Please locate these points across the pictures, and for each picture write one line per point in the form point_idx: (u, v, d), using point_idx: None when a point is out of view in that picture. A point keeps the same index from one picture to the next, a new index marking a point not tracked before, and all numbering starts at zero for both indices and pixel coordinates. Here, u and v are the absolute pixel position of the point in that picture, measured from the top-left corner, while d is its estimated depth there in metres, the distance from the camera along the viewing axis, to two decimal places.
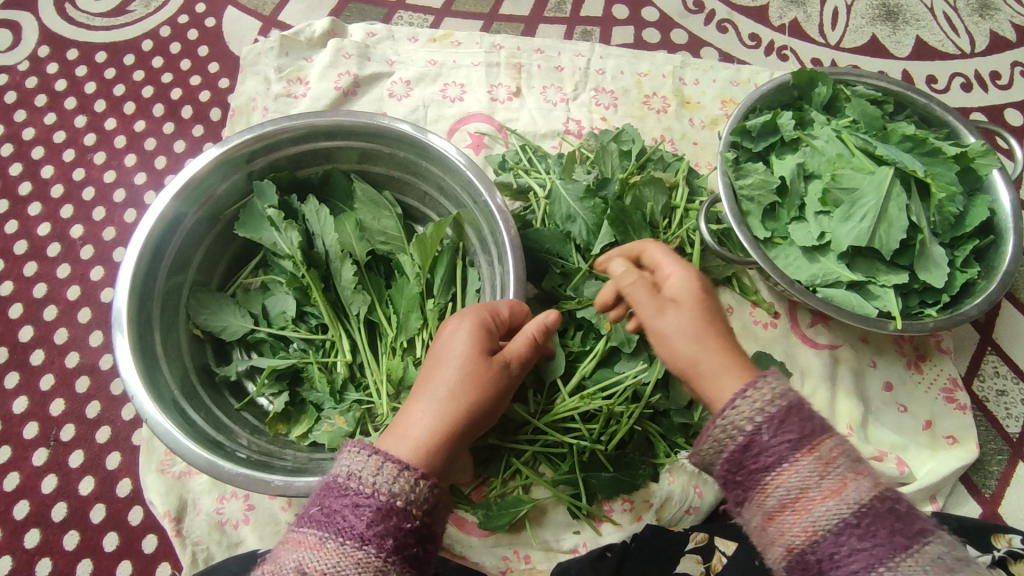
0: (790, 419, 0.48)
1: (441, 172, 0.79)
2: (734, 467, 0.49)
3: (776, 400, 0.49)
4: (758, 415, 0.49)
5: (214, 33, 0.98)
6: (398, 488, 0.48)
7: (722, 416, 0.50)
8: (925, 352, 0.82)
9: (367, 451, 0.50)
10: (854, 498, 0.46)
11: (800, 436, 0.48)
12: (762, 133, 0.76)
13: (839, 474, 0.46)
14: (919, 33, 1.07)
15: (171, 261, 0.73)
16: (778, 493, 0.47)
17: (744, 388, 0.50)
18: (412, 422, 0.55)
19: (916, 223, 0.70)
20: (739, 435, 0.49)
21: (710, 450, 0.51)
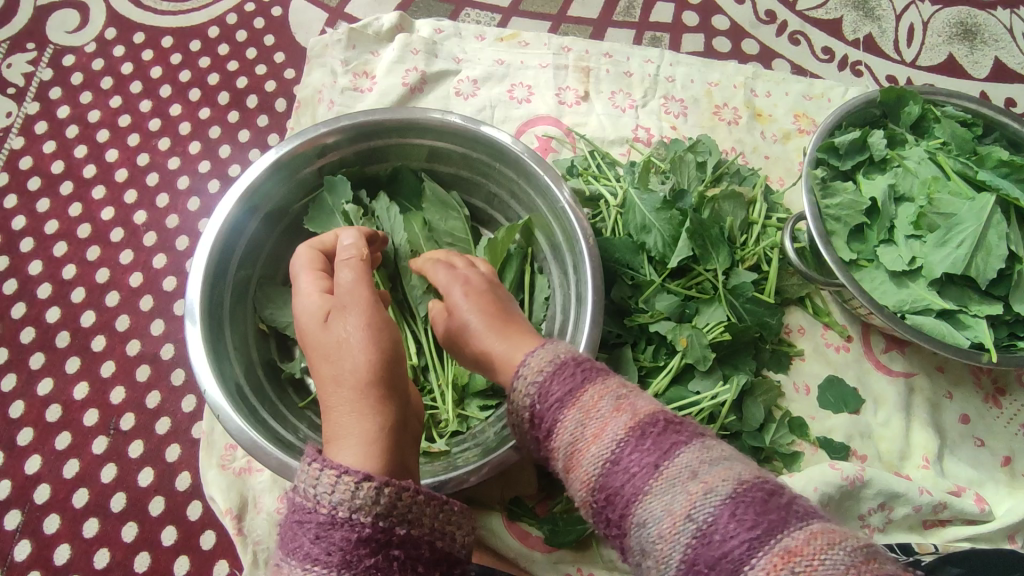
0: (557, 376, 0.50)
1: (515, 175, 0.77)
2: (535, 436, 0.51)
3: (543, 366, 0.51)
4: (533, 379, 0.51)
5: (280, 22, 0.96)
6: (336, 498, 0.45)
7: (516, 383, 0.52)
8: (1005, 386, 0.79)
9: (304, 460, 0.47)
10: (614, 433, 0.46)
11: (561, 390, 0.50)
12: (850, 151, 0.74)
13: (602, 415, 0.47)
14: (998, 54, 1.03)
15: (242, 254, 0.72)
16: (566, 452, 0.48)
17: (526, 359, 0.53)
18: (338, 427, 0.50)
19: (1015, 253, 0.67)
20: (526, 399, 0.51)
21: (518, 428, 0.53)
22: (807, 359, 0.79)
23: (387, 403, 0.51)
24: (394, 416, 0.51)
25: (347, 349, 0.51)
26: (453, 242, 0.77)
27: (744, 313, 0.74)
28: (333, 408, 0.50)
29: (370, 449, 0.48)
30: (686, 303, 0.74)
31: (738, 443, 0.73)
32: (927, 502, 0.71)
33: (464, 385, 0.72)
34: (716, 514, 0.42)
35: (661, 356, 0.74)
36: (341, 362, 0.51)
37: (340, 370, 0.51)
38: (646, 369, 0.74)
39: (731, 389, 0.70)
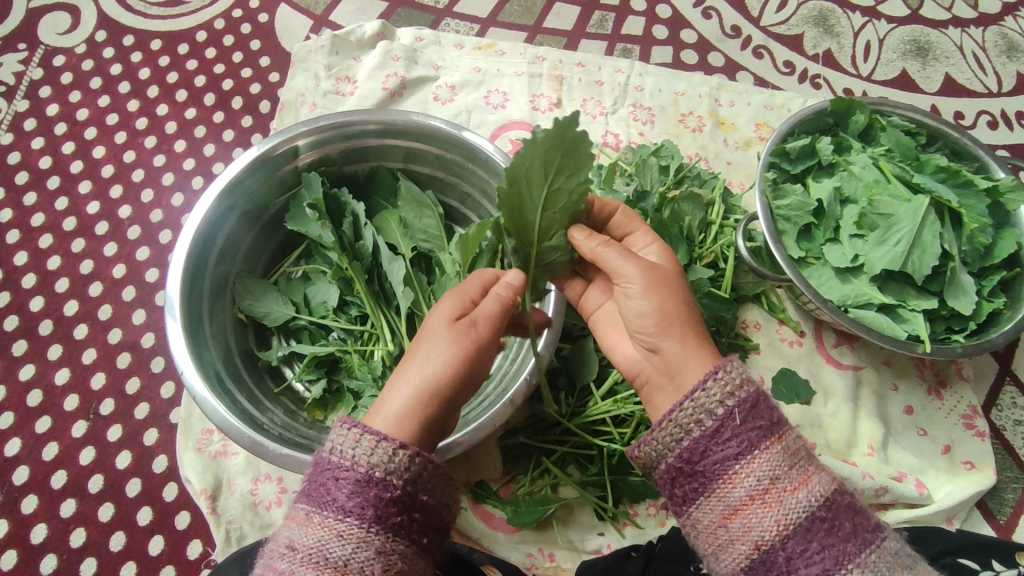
0: (755, 411, 0.54)
1: (486, 175, 0.81)
2: (696, 453, 0.54)
3: (729, 397, 0.54)
4: (728, 399, 0.53)
5: (266, 28, 1.00)
6: (375, 459, 0.50)
7: (692, 399, 0.54)
8: (945, 379, 0.84)
9: (346, 426, 0.52)
10: (818, 491, 0.53)
11: (759, 427, 0.53)
12: (800, 156, 0.79)
13: (803, 466, 0.54)
14: (948, 70, 1.10)
15: (221, 248, 0.75)
16: (748, 483, 0.52)
17: (706, 379, 0.54)
18: (395, 391, 0.54)
19: (948, 251, 0.73)
20: (709, 422, 0.53)
21: (668, 439, 0.55)
22: (762, 353, 0.83)
23: (450, 393, 0.54)
24: (441, 410, 0.54)
25: (450, 333, 0.54)
26: (425, 238, 0.80)
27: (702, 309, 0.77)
28: (405, 376, 0.54)
29: (408, 424, 0.53)
30: None
31: None
32: (870, 486, 0.76)
33: None
34: (810, 523, 0.52)
35: None
36: (445, 345, 0.54)
37: (433, 347, 0.54)
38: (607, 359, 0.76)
39: None
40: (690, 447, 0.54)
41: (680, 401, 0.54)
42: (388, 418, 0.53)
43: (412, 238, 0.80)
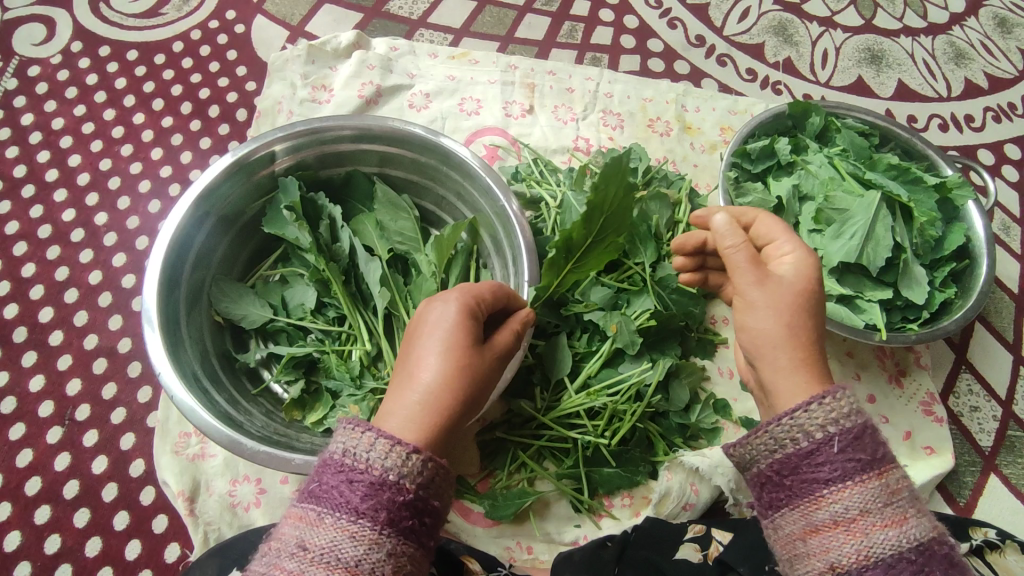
0: (857, 441, 0.51)
1: (460, 178, 0.83)
2: (786, 468, 0.52)
3: (832, 424, 0.52)
4: (831, 424, 0.52)
5: (243, 39, 1.02)
6: (390, 463, 0.49)
7: (790, 417, 0.53)
8: (905, 368, 0.88)
9: (359, 427, 0.50)
10: (913, 534, 0.49)
11: (856, 459, 0.51)
12: (761, 156, 0.82)
13: (901, 506, 0.50)
14: (901, 76, 1.15)
15: (197, 252, 0.76)
16: (835, 509, 0.50)
17: (811, 401, 0.53)
18: (407, 388, 0.55)
19: (899, 244, 0.77)
20: (804, 441, 0.52)
21: (761, 448, 0.54)
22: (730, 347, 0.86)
23: (463, 384, 0.55)
24: (453, 409, 0.55)
25: (447, 331, 0.57)
26: (401, 241, 0.82)
27: (670, 303, 0.79)
28: (413, 371, 0.56)
29: (424, 412, 0.53)
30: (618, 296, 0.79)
31: (667, 420, 0.77)
32: None
33: None
34: (898, 564, 0.48)
35: (594, 342, 0.78)
36: (436, 336, 0.57)
37: (427, 342, 0.57)
38: (580, 355, 0.78)
39: (656, 370, 0.74)
40: (781, 460, 0.53)
41: (778, 416, 0.54)
42: (397, 419, 0.53)
43: (390, 240, 0.82)
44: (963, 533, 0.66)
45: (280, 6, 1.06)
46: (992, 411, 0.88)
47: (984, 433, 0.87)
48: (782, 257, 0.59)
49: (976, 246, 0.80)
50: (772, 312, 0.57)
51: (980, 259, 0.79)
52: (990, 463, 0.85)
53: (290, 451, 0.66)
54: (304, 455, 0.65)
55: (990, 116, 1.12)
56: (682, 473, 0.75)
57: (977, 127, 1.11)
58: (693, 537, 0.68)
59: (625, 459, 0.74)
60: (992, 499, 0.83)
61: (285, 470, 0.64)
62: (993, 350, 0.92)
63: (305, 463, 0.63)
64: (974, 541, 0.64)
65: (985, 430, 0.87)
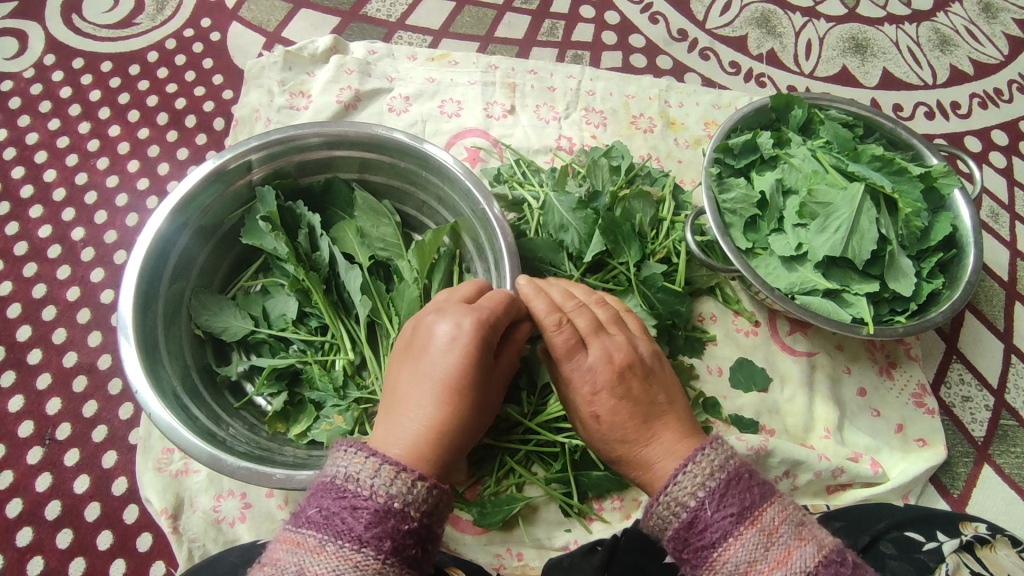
0: (725, 497, 0.52)
1: (440, 181, 0.82)
2: (680, 543, 0.53)
3: (702, 487, 0.53)
4: (700, 489, 0.53)
5: (219, 46, 1.01)
6: (394, 490, 0.48)
7: (666, 493, 0.54)
8: (896, 359, 0.87)
9: (364, 452, 0.50)
10: (799, 566, 0.49)
11: (730, 513, 0.52)
12: (743, 151, 0.81)
13: (783, 543, 0.50)
14: (886, 65, 1.14)
15: (175, 265, 0.75)
16: (729, 568, 0.50)
17: (678, 471, 0.55)
18: (406, 415, 0.54)
19: (885, 235, 0.76)
20: (683, 512, 0.53)
21: (657, 525, 0.55)
22: (719, 344, 0.85)
23: (460, 414, 0.55)
24: (452, 437, 0.54)
25: (450, 357, 0.55)
26: (382, 247, 0.81)
27: (657, 302, 0.80)
28: (411, 398, 0.55)
29: (421, 442, 0.53)
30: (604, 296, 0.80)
31: None
32: (826, 467, 0.78)
33: None
34: None
35: None
36: (439, 361, 0.56)
37: (430, 366, 0.56)
38: None
39: None
40: (674, 536, 0.54)
41: (656, 495, 0.55)
42: (395, 447, 0.53)
43: (371, 245, 0.81)
44: (953, 528, 0.65)
45: (256, 12, 1.04)
46: (985, 400, 0.87)
47: (976, 424, 0.86)
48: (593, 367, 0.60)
49: (962, 235, 0.79)
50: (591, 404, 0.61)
51: (967, 248, 0.78)
52: (983, 454, 0.85)
53: (273, 466, 0.65)
54: (286, 469, 0.64)
55: (976, 102, 1.11)
56: None
57: (963, 114, 1.10)
58: None
59: None
60: (986, 490, 0.82)
61: (266, 485, 0.63)
62: (983, 338, 0.91)
63: (287, 478, 0.62)
64: (964, 537, 0.63)
65: (977, 420, 0.86)
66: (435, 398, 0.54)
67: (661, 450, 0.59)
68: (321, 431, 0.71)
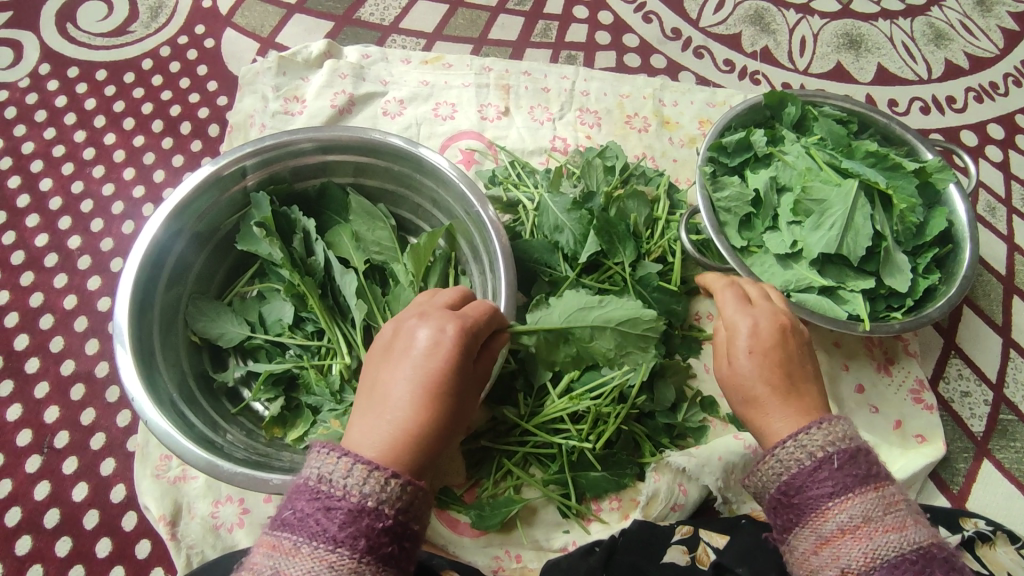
0: (853, 460, 0.53)
1: (434, 184, 0.82)
2: (790, 488, 0.54)
3: (831, 444, 0.54)
4: (829, 446, 0.54)
5: (213, 53, 1.01)
6: (368, 489, 0.48)
7: (794, 439, 0.55)
8: (894, 356, 0.87)
9: (335, 453, 0.50)
10: (914, 539, 0.49)
11: (857, 473, 0.52)
12: (737, 149, 0.81)
13: (902, 516, 0.51)
14: (881, 60, 1.14)
15: (170, 271, 0.75)
16: (840, 519, 0.51)
17: (811, 426, 0.55)
18: (381, 416, 0.54)
19: (880, 232, 0.76)
20: (807, 461, 0.54)
21: (769, 473, 0.55)
22: None
23: (436, 418, 0.54)
24: (427, 439, 0.54)
25: (431, 361, 0.55)
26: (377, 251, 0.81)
27: (653, 301, 0.79)
28: (388, 397, 0.54)
29: (396, 442, 0.52)
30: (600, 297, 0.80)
31: (654, 421, 0.76)
32: None
33: None
34: (897, 560, 0.49)
35: None
36: (418, 362, 0.55)
37: (408, 367, 0.55)
38: None
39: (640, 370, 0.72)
40: (789, 481, 0.54)
41: (782, 441, 0.55)
42: (369, 447, 0.52)
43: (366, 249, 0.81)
44: (952, 523, 0.66)
45: (249, 19, 1.05)
46: (984, 395, 0.87)
47: (975, 419, 0.86)
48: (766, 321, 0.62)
49: (958, 230, 0.79)
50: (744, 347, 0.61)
51: (963, 244, 0.78)
52: (983, 449, 0.84)
53: (269, 471, 0.65)
54: (283, 474, 0.64)
55: (972, 96, 1.11)
56: (670, 474, 0.74)
57: (959, 108, 1.10)
58: (681, 539, 0.67)
59: (611, 462, 0.73)
60: (986, 485, 0.82)
61: (263, 490, 0.63)
62: (981, 333, 0.91)
63: (284, 482, 0.62)
64: (965, 533, 0.64)
65: (976, 415, 0.86)
66: (412, 400, 0.54)
67: (792, 412, 0.58)
68: (318, 435, 0.71)
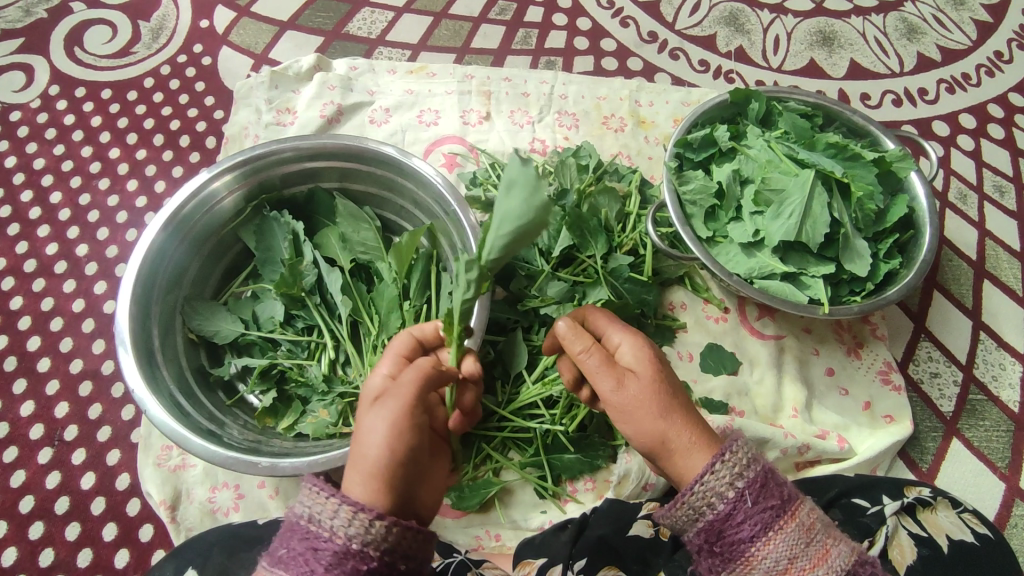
0: (765, 491, 0.56)
1: (415, 186, 0.87)
2: (712, 534, 0.57)
3: (739, 478, 0.56)
4: (737, 480, 0.56)
5: (210, 70, 1.07)
6: (353, 530, 0.53)
7: (700, 482, 0.57)
8: (863, 340, 0.89)
9: (324, 495, 0.54)
10: (838, 564, 0.53)
11: (771, 506, 0.55)
12: (702, 145, 0.86)
13: (822, 541, 0.54)
14: (853, 56, 1.17)
15: (168, 274, 0.80)
16: (766, 563, 0.55)
17: (713, 463, 0.57)
18: (357, 455, 0.57)
19: (838, 219, 0.79)
20: (720, 504, 0.56)
21: (685, 518, 0.58)
22: (689, 331, 0.89)
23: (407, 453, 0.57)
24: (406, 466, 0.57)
25: (378, 407, 0.58)
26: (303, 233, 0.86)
27: (624, 292, 0.83)
28: (357, 452, 0.57)
29: (376, 485, 0.55)
30: (574, 287, 0.84)
31: None
32: (792, 445, 0.80)
33: None
34: None
35: None
36: (373, 386, 0.62)
37: (368, 431, 0.57)
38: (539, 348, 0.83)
39: None
40: (707, 527, 0.57)
41: (690, 485, 0.57)
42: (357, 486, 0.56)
43: (290, 229, 0.85)
44: (897, 492, 0.65)
45: (244, 37, 1.11)
46: (953, 376, 0.90)
47: (945, 399, 0.88)
48: (600, 366, 0.61)
49: (918, 216, 0.83)
50: (623, 377, 0.61)
51: (923, 228, 0.81)
52: (953, 428, 0.87)
53: (259, 455, 0.70)
54: (271, 458, 0.69)
55: (943, 87, 1.14)
56: (641, 456, 0.78)
57: (931, 99, 1.13)
58: (646, 514, 0.70)
59: (584, 444, 0.77)
60: (955, 462, 0.85)
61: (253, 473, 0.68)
62: (951, 316, 0.93)
63: (271, 465, 0.68)
64: (906, 499, 0.64)
65: (946, 396, 0.88)
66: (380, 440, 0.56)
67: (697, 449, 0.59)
68: (307, 424, 0.76)
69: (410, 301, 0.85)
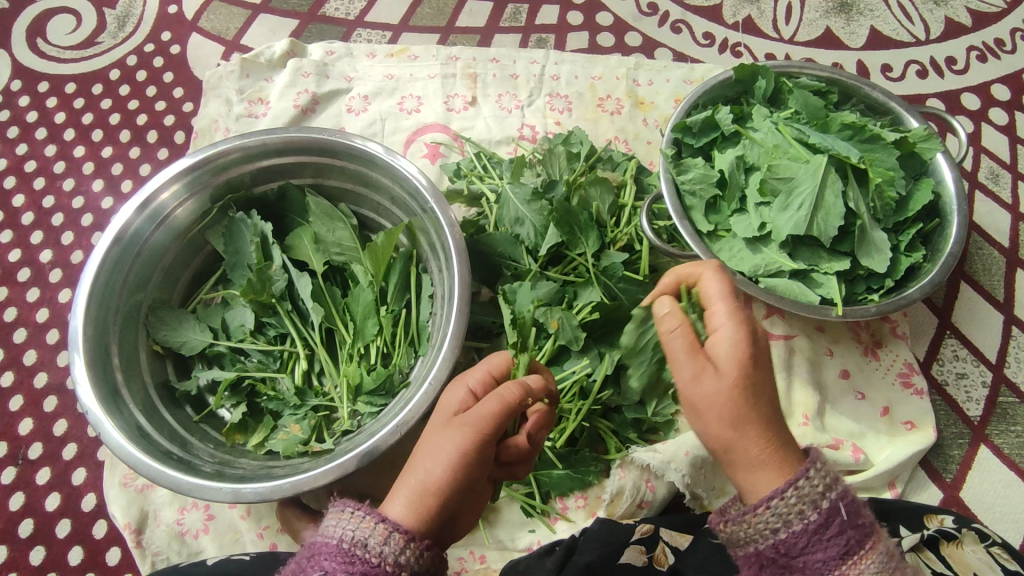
0: (856, 507, 0.47)
1: (390, 181, 0.80)
2: (794, 547, 0.47)
3: (831, 489, 0.47)
4: (830, 490, 0.47)
5: (179, 59, 1.01)
6: (404, 558, 0.50)
7: (794, 488, 0.46)
8: (881, 339, 0.82)
9: (373, 518, 0.52)
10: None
11: (861, 524, 0.47)
12: (703, 129, 0.78)
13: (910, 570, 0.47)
14: (874, 23, 1.07)
15: (127, 282, 0.75)
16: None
17: (808, 468, 0.47)
18: (413, 467, 0.54)
19: (854, 209, 0.71)
20: (811, 515, 0.46)
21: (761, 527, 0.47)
22: None
23: (459, 480, 0.53)
24: (458, 491, 0.53)
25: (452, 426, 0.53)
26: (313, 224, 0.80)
27: (618, 293, 0.75)
28: (416, 463, 0.54)
29: (421, 508, 0.52)
30: (564, 288, 0.77)
31: (620, 416, 0.74)
32: None
33: (356, 385, 0.75)
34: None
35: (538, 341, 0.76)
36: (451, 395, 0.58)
37: (434, 446, 0.54)
38: None
39: (599, 364, 0.72)
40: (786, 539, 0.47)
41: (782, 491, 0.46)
42: (398, 504, 0.53)
43: (259, 233, 0.79)
44: (918, 522, 0.64)
45: (215, 22, 1.04)
46: (982, 377, 0.82)
47: (972, 403, 0.81)
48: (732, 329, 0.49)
49: (945, 203, 0.74)
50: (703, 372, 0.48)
51: (950, 218, 0.73)
52: (980, 434, 0.80)
53: (223, 480, 0.66)
54: (235, 483, 0.64)
55: (974, 56, 1.03)
56: (636, 471, 0.72)
57: (960, 69, 1.03)
58: (639, 539, 0.64)
59: (574, 460, 0.72)
60: (982, 472, 0.78)
61: (215, 500, 0.63)
62: (980, 310, 0.85)
63: (234, 493, 0.63)
64: (928, 531, 0.62)
65: (973, 399, 0.81)
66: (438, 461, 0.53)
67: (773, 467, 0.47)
68: (278, 440, 0.72)
69: (387, 306, 0.79)
